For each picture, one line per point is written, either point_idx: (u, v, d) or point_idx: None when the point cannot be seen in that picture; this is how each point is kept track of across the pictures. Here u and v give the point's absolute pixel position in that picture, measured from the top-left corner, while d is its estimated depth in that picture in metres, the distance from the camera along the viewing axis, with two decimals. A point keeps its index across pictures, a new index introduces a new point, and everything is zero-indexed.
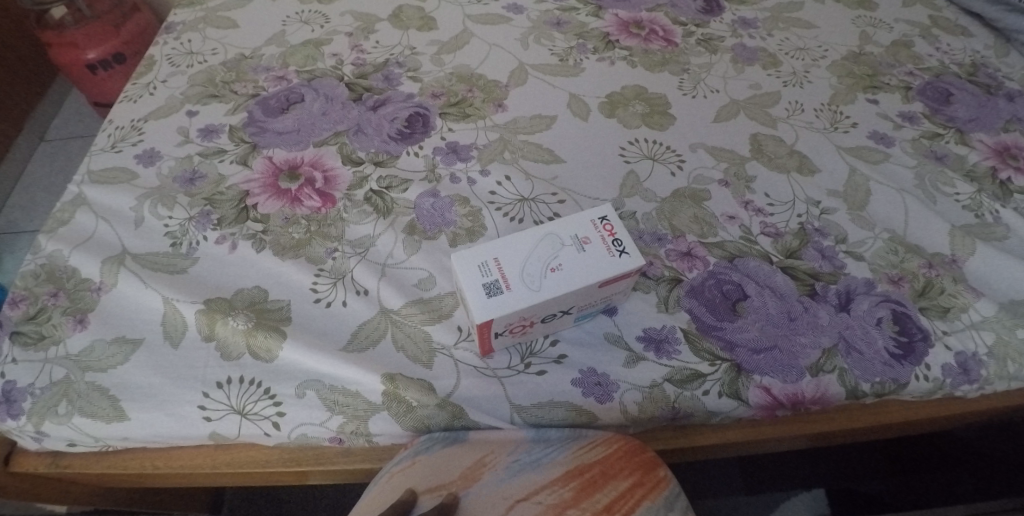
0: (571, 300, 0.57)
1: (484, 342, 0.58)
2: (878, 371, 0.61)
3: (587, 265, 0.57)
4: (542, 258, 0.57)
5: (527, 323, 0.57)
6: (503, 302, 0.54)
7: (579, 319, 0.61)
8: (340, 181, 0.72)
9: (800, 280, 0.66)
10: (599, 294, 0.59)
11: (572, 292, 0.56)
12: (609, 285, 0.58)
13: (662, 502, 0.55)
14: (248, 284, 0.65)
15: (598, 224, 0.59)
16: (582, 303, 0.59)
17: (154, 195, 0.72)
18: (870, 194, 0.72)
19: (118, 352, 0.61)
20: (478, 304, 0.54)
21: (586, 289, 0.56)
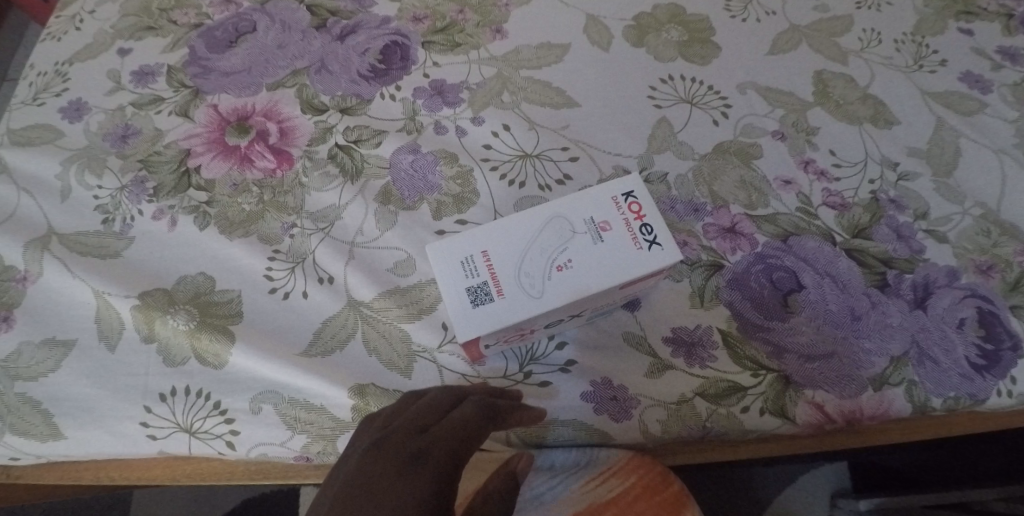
0: (583, 305, 0.45)
1: (474, 353, 0.47)
2: (953, 385, 0.50)
3: (605, 261, 0.44)
4: (547, 253, 0.44)
5: (526, 332, 0.46)
6: (493, 311, 0.43)
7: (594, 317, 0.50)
8: (299, 133, 0.59)
9: (867, 267, 0.53)
10: (619, 294, 0.47)
11: (585, 297, 0.44)
12: (633, 285, 0.46)
13: None
14: (192, 271, 0.54)
15: (621, 203, 0.46)
16: (598, 305, 0.47)
17: (82, 159, 0.59)
18: (959, 154, 0.58)
19: (47, 357, 0.52)
20: (461, 315, 0.43)
21: (604, 292, 0.44)
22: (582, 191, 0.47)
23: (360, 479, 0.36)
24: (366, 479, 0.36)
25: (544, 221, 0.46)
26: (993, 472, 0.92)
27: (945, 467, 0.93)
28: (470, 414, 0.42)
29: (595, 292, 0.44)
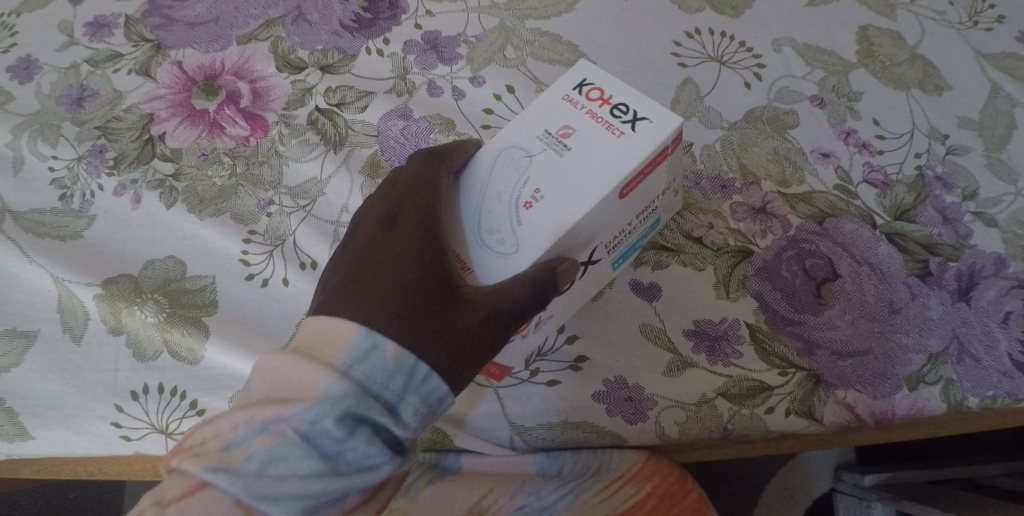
0: (594, 235, 0.39)
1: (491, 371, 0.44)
2: (994, 386, 0.46)
3: (588, 161, 0.38)
4: (524, 181, 0.39)
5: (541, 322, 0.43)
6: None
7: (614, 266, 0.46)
8: (273, 94, 0.52)
9: (910, 253, 0.48)
10: (635, 200, 0.41)
11: (589, 221, 0.38)
12: (643, 181, 0.39)
13: None
14: (162, 255, 0.48)
15: (578, 98, 0.40)
16: (614, 228, 0.41)
17: (34, 125, 0.53)
18: (1017, 124, 0.51)
19: (9, 350, 0.47)
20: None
21: (608, 206, 0.38)
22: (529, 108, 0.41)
23: (345, 274, 0.37)
24: (368, 262, 0.37)
25: (496, 159, 0.40)
26: (997, 446, 0.91)
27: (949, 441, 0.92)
28: (424, 185, 0.39)
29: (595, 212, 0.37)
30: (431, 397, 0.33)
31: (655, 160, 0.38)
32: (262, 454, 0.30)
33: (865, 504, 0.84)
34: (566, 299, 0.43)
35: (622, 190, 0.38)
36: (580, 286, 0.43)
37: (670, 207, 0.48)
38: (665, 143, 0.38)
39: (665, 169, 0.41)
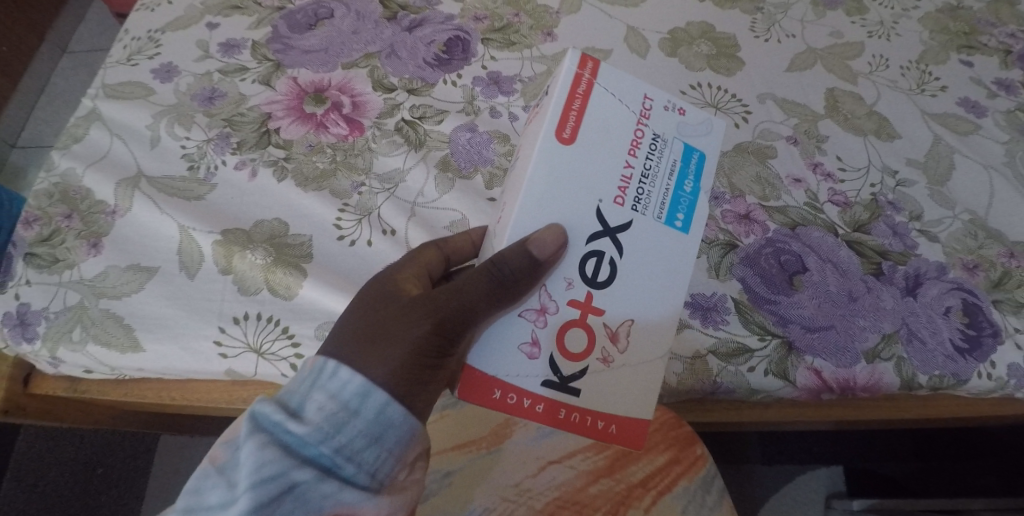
0: (584, 191, 0.42)
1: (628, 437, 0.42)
2: (938, 364, 0.56)
3: (531, 140, 0.44)
4: (505, 197, 0.45)
5: (606, 331, 0.42)
6: (525, 329, 0.40)
7: (667, 223, 0.44)
8: (369, 107, 0.66)
9: (866, 256, 0.60)
10: (613, 135, 0.43)
11: (554, 178, 0.41)
12: (588, 112, 0.43)
13: (699, 482, 0.52)
14: (269, 216, 0.60)
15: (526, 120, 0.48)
16: (610, 176, 0.42)
17: (171, 113, 0.67)
18: (954, 167, 0.65)
19: (133, 279, 0.58)
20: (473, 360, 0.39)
21: (562, 157, 0.42)
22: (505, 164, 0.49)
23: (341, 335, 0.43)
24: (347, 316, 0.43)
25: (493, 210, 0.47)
26: (987, 490, 0.94)
27: (935, 477, 0.96)
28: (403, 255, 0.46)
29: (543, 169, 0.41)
30: (343, 391, 0.37)
31: (578, 91, 0.43)
32: (189, 491, 0.36)
33: None
34: (610, 296, 0.42)
35: (558, 131, 0.42)
36: (622, 269, 0.42)
37: (706, 135, 0.47)
38: (572, 71, 0.43)
39: (621, 97, 0.44)
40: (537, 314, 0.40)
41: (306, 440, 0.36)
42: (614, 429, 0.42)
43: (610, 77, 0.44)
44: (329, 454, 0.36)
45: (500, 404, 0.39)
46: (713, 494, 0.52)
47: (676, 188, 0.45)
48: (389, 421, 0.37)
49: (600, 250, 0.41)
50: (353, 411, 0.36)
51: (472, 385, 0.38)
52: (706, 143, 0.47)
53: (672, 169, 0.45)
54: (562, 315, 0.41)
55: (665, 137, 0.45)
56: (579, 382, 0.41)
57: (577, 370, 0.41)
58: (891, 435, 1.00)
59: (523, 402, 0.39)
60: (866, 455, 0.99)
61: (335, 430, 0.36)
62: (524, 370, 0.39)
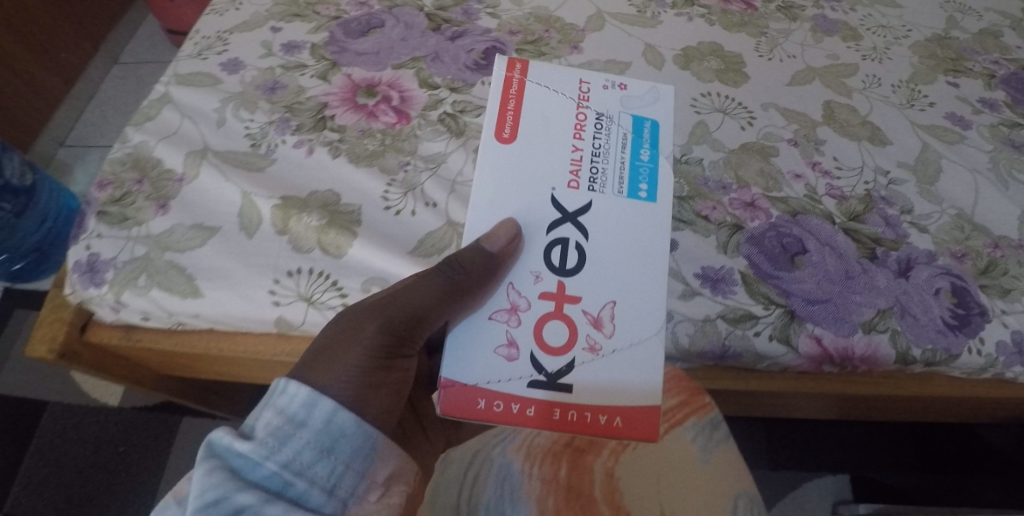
0: (535, 189, 0.50)
1: (632, 432, 0.45)
2: (930, 338, 0.61)
3: None
4: None
5: (586, 318, 0.46)
6: (499, 331, 0.46)
7: (632, 197, 0.51)
8: (414, 101, 0.74)
9: (862, 242, 0.65)
10: (555, 124, 0.53)
11: (505, 177, 0.51)
12: (523, 111, 0.54)
13: (706, 422, 0.59)
14: (322, 187, 0.67)
15: None
16: (560, 159, 0.52)
17: (237, 100, 0.75)
18: (942, 170, 0.72)
19: (196, 236, 0.65)
20: (458, 371, 0.44)
21: (505, 160, 0.51)
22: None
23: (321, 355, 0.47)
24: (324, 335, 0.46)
25: None
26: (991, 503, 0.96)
27: (941, 489, 0.98)
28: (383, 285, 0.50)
29: (488, 178, 0.51)
30: (291, 406, 0.39)
31: (512, 94, 0.55)
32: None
33: None
34: (581, 281, 0.47)
35: (499, 132, 0.53)
36: (591, 254, 0.48)
37: (651, 108, 0.56)
38: (504, 77, 0.56)
39: (554, 88, 0.55)
40: (509, 315, 0.46)
41: (251, 459, 0.36)
42: (617, 421, 0.45)
43: (545, 77, 0.56)
44: (278, 471, 0.37)
45: (495, 414, 0.44)
46: (719, 431, 0.59)
47: (632, 158, 0.53)
48: (340, 429, 0.39)
49: (562, 238, 0.49)
50: (300, 423, 0.38)
51: (460, 400, 0.44)
52: (654, 112, 0.56)
53: (625, 142, 0.53)
54: (535, 310, 0.46)
55: (609, 114, 0.55)
56: (568, 374, 0.45)
57: (563, 363, 0.45)
58: (895, 446, 1.01)
59: (515, 407, 0.44)
60: (870, 465, 1.00)
61: (281, 443, 0.37)
62: (508, 372, 0.44)
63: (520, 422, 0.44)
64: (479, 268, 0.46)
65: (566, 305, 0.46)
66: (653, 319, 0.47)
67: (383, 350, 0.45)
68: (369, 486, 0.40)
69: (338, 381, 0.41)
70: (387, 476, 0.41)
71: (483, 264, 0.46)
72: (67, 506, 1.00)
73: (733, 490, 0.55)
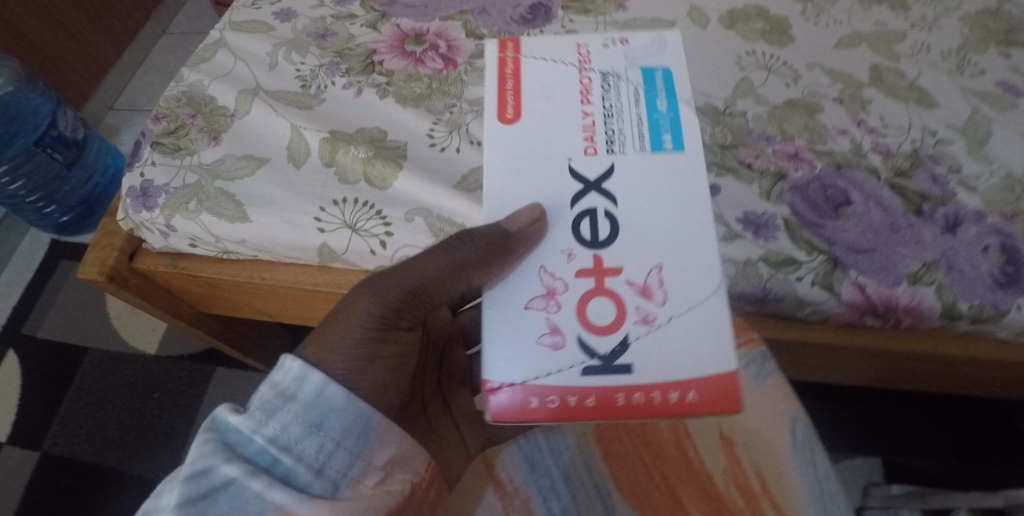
0: (548, 161, 0.41)
1: (715, 409, 0.36)
2: (978, 293, 0.60)
3: None
4: None
5: (634, 287, 0.38)
6: (538, 323, 0.38)
7: (656, 150, 0.41)
8: (461, 50, 0.75)
9: (908, 197, 0.64)
10: (560, 93, 0.43)
11: (513, 159, 0.42)
12: (522, 88, 0.44)
13: (759, 354, 0.58)
14: (369, 124, 0.69)
15: None
16: (572, 130, 0.42)
17: (289, 44, 0.77)
18: (992, 133, 0.70)
19: (246, 167, 0.67)
20: (498, 371, 0.37)
21: (514, 139, 0.42)
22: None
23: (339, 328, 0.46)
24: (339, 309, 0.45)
25: None
26: None
27: (977, 477, 0.94)
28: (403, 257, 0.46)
29: (496, 159, 0.42)
30: (284, 380, 0.37)
31: (507, 73, 0.45)
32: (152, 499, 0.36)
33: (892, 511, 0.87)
34: (620, 248, 0.39)
35: (500, 113, 0.43)
36: (631, 217, 0.39)
37: (660, 53, 0.45)
38: (497, 58, 0.46)
39: (553, 58, 0.45)
40: (544, 299, 0.38)
41: (241, 431, 0.36)
42: (692, 394, 0.36)
43: (541, 48, 0.46)
44: (264, 447, 0.36)
45: (549, 412, 0.37)
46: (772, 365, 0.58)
47: (649, 112, 0.42)
48: (329, 404, 0.38)
49: (589, 208, 0.40)
50: (289, 397, 0.37)
51: (506, 403, 0.37)
52: (664, 58, 0.45)
53: (636, 95, 0.43)
54: (573, 290, 0.38)
55: (617, 72, 0.44)
56: (626, 353, 0.37)
57: (618, 345, 0.37)
58: (930, 432, 0.99)
59: (568, 400, 0.36)
60: (904, 450, 0.98)
61: (269, 417, 0.36)
62: (551, 364, 0.37)
63: (580, 418, 0.36)
64: (484, 245, 0.39)
65: (607, 277, 0.38)
66: (713, 273, 0.38)
67: (380, 327, 0.43)
68: (364, 467, 0.38)
69: (337, 362, 0.40)
70: (387, 458, 0.39)
71: (498, 250, 0.38)
72: (102, 445, 1.05)
73: (786, 416, 0.56)
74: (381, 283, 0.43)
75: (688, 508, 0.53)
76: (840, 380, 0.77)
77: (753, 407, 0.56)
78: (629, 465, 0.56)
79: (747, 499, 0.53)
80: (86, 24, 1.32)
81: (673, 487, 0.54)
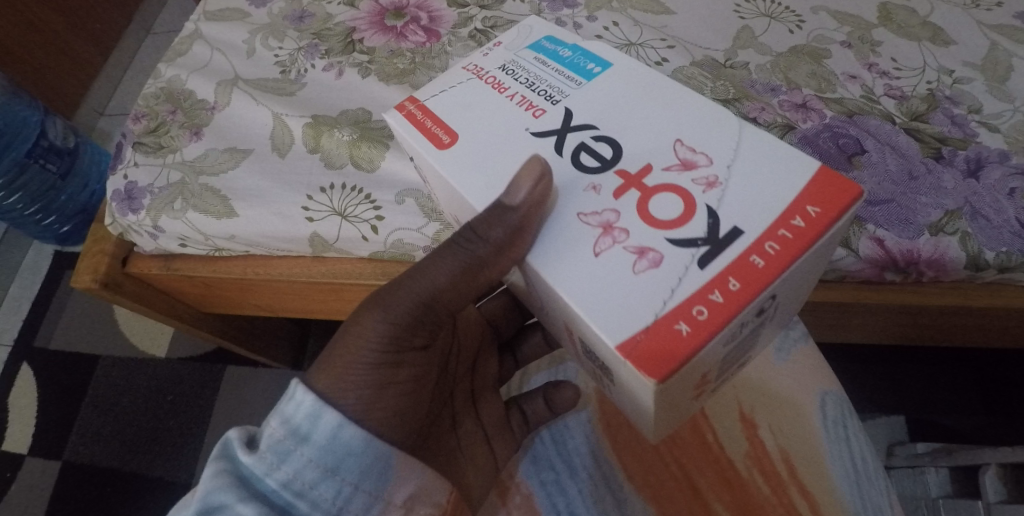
0: (510, 141, 0.37)
1: (838, 203, 0.30)
2: (1005, 240, 0.56)
3: (440, 186, 0.41)
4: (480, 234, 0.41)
5: (673, 169, 0.34)
6: (620, 259, 0.32)
7: (591, 78, 0.40)
8: (444, 20, 0.71)
9: (926, 142, 0.61)
10: (481, 101, 0.40)
11: (480, 159, 0.37)
12: (439, 114, 0.40)
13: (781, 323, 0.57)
14: (353, 106, 0.66)
15: (430, 186, 0.46)
16: (516, 113, 0.39)
17: (266, 30, 0.74)
18: (1013, 68, 0.66)
19: (229, 159, 0.65)
20: (621, 322, 0.30)
21: (473, 147, 0.38)
22: (451, 215, 0.47)
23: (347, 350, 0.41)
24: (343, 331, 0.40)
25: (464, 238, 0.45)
26: None
27: (1005, 432, 0.91)
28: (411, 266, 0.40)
29: (459, 164, 0.37)
30: (295, 416, 0.36)
31: (418, 118, 0.40)
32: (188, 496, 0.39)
33: (918, 470, 0.85)
34: (631, 145, 0.36)
35: (438, 143, 0.38)
36: (635, 131, 0.36)
37: (530, 34, 0.44)
38: (398, 116, 0.41)
39: (449, 86, 0.41)
40: (606, 236, 0.33)
41: (254, 472, 0.36)
42: (812, 207, 0.30)
43: (435, 85, 0.42)
44: (278, 488, 0.36)
45: (705, 324, 0.28)
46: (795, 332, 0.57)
47: (560, 62, 0.41)
48: (346, 446, 0.36)
49: (579, 143, 0.37)
50: (303, 438, 0.36)
51: (656, 343, 0.28)
52: (538, 30, 0.44)
53: (541, 61, 0.42)
54: (625, 209, 0.33)
55: (513, 59, 0.42)
56: (721, 222, 0.31)
57: (709, 222, 0.32)
58: (955, 386, 0.95)
59: (711, 299, 0.29)
60: (928, 407, 0.95)
61: (281, 460, 0.36)
62: (664, 281, 0.30)
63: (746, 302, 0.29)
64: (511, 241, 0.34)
65: (644, 179, 0.34)
66: (723, 117, 0.36)
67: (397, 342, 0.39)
68: (383, 507, 0.39)
69: (350, 393, 0.38)
70: (406, 496, 0.40)
71: (506, 229, 0.33)
72: (121, 450, 1.05)
73: (816, 389, 0.54)
74: (385, 296, 0.39)
75: (708, 497, 0.51)
76: (861, 339, 0.74)
77: (780, 383, 0.55)
78: (643, 453, 0.53)
79: (772, 484, 0.50)
80: (67, 28, 1.29)
81: (690, 475, 0.52)
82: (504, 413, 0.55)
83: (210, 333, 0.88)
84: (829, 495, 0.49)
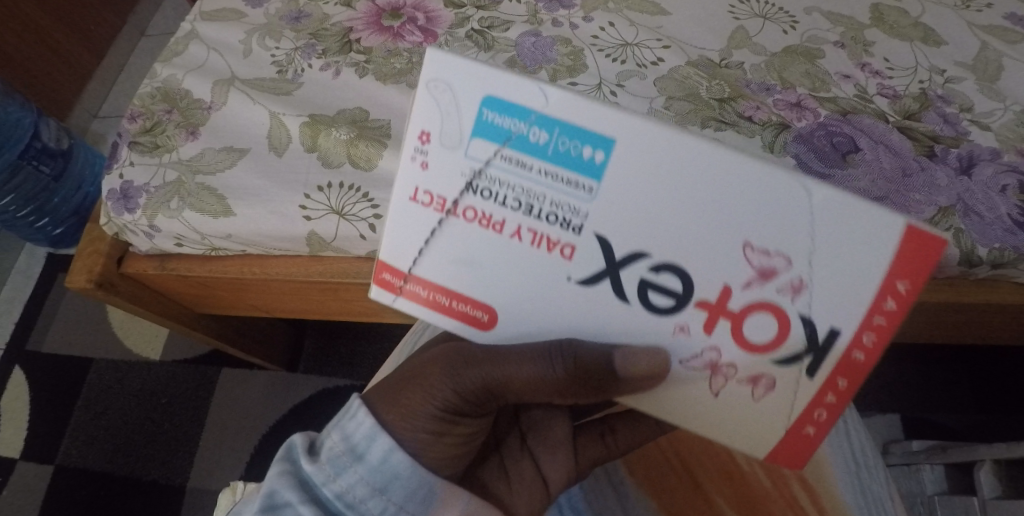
0: (552, 299, 0.33)
1: (922, 268, 0.28)
2: (998, 237, 0.57)
3: None
4: None
5: (753, 284, 0.29)
6: (739, 393, 0.32)
7: (599, 174, 0.29)
8: (441, 20, 0.72)
9: (918, 140, 0.61)
10: (481, 251, 0.32)
11: (532, 324, 0.34)
12: (448, 286, 0.34)
13: None
14: (350, 105, 0.66)
15: None
16: (539, 257, 0.32)
17: (262, 30, 0.74)
18: (1003, 68, 0.67)
19: (226, 158, 0.64)
20: (755, 437, 0.33)
21: (519, 321, 0.34)
22: None
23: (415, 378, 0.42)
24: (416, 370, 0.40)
25: None
26: None
27: (996, 428, 0.92)
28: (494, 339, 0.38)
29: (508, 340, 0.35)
30: (354, 433, 0.38)
31: (425, 296, 0.35)
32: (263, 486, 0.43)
33: (914, 467, 0.86)
34: (701, 264, 0.30)
35: (477, 324, 0.35)
36: (683, 210, 0.29)
37: (457, 106, 0.30)
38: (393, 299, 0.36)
39: (426, 236, 0.33)
40: (717, 376, 0.32)
41: (313, 479, 0.38)
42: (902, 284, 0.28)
43: (402, 238, 0.34)
44: (332, 499, 0.37)
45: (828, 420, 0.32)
46: None
47: (541, 154, 0.29)
48: (394, 470, 0.38)
49: (640, 278, 0.31)
50: (359, 456, 0.38)
51: (792, 444, 0.33)
52: (466, 96, 0.29)
53: (514, 162, 0.30)
54: (724, 345, 0.31)
55: (478, 170, 0.30)
56: (821, 327, 0.30)
57: (805, 331, 0.30)
58: (948, 383, 0.96)
59: (825, 400, 0.31)
60: (922, 404, 0.96)
61: (337, 473, 0.38)
62: (782, 401, 0.32)
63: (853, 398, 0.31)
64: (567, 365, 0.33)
65: (728, 303, 0.30)
66: (785, 184, 0.28)
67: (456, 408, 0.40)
68: None
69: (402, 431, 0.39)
70: None
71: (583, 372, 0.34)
72: (115, 453, 1.05)
73: None
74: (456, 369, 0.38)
75: (711, 493, 0.51)
76: None
77: None
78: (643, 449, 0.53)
79: (774, 478, 0.51)
80: (60, 30, 1.28)
81: (693, 471, 0.52)
82: (570, 433, 0.50)
83: (212, 334, 0.88)
84: (831, 491, 0.50)
